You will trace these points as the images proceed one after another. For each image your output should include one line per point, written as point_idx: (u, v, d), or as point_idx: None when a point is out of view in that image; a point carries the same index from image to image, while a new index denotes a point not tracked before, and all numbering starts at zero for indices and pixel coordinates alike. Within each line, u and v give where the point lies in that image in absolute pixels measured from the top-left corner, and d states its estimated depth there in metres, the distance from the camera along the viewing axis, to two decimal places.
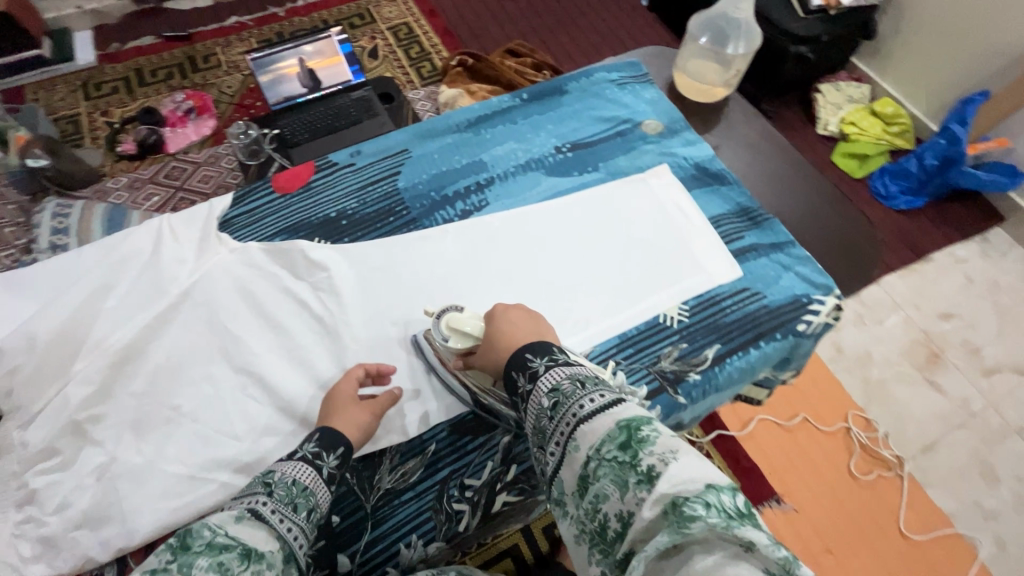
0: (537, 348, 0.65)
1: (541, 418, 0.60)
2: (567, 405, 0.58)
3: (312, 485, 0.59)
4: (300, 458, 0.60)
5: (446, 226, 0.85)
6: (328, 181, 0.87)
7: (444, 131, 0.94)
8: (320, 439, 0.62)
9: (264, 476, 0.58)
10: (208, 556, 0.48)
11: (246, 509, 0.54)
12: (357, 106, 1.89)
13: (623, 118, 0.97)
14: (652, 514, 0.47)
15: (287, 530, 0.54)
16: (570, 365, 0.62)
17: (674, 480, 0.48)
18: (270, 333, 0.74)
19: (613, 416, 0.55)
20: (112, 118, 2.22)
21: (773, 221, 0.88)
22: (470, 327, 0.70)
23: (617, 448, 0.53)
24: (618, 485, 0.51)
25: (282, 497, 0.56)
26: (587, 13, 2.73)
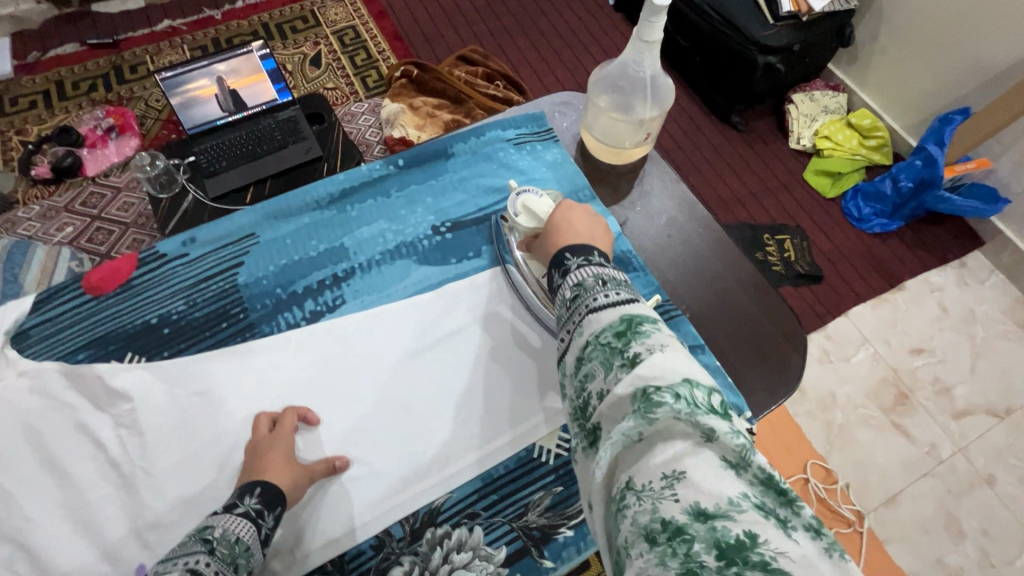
0: (578, 249, 0.59)
1: (560, 309, 0.55)
2: (585, 298, 0.53)
3: (253, 542, 0.55)
4: (244, 513, 0.56)
5: (289, 334, 0.71)
6: (152, 280, 0.73)
7: (302, 209, 0.80)
8: (264, 495, 0.58)
9: (203, 530, 0.54)
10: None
11: (186, 573, 0.50)
12: (282, 129, 1.74)
13: (517, 188, 0.83)
14: (621, 395, 0.43)
15: None
16: (603, 266, 0.56)
17: (651, 367, 0.43)
18: (53, 485, 0.62)
19: (621, 310, 0.49)
20: (28, 137, 2.05)
21: (681, 318, 0.75)
22: (542, 211, 0.69)
23: (614, 336, 0.48)
24: (604, 366, 0.46)
25: (223, 558, 0.53)
26: (549, 15, 2.55)
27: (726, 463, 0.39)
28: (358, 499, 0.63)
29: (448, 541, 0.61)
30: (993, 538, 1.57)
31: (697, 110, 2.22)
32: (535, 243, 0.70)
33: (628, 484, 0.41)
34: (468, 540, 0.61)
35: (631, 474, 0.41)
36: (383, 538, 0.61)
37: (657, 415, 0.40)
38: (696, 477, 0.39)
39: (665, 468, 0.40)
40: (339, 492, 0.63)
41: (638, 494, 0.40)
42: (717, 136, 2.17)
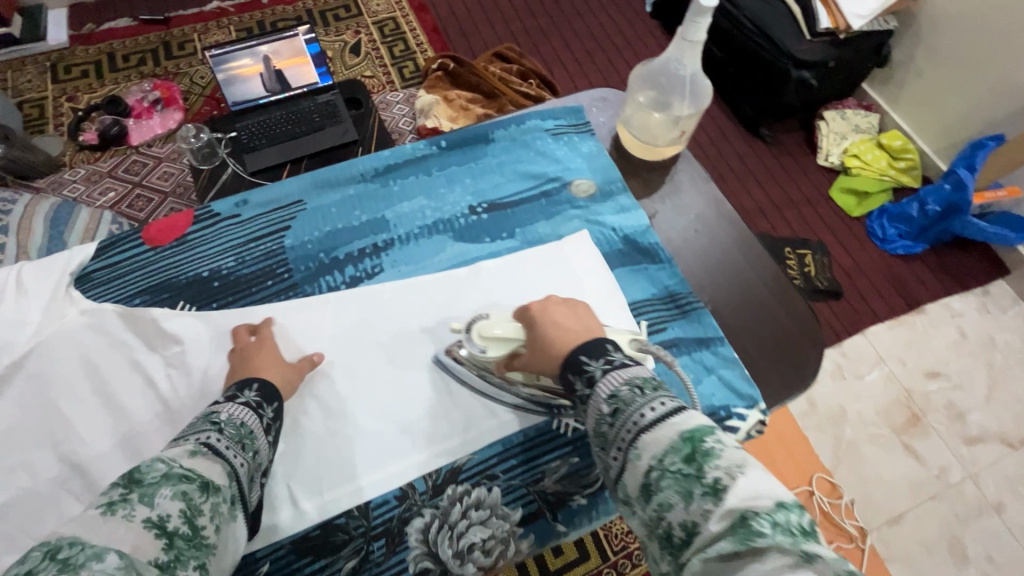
0: (590, 348, 0.58)
1: (602, 425, 0.54)
2: (628, 415, 0.52)
3: (256, 428, 0.58)
4: (246, 403, 0.59)
5: (329, 295, 0.75)
6: (205, 236, 0.78)
7: (348, 180, 0.84)
8: (262, 389, 0.62)
9: (210, 415, 0.56)
10: (169, 487, 0.46)
11: (200, 444, 0.52)
12: (321, 111, 1.79)
13: (552, 176, 0.87)
14: (715, 529, 0.42)
15: (239, 464, 0.54)
16: (629, 367, 0.55)
17: (739, 494, 0.42)
18: (105, 415, 0.66)
19: (675, 427, 0.49)
20: (78, 104, 2.14)
21: (703, 311, 0.77)
22: (504, 331, 0.65)
23: (682, 460, 0.46)
24: (682, 494, 0.45)
25: (232, 436, 0.55)
26: (585, 17, 2.58)
27: None
28: (383, 454, 0.66)
29: (467, 498, 0.65)
30: (997, 566, 1.56)
31: (726, 121, 2.23)
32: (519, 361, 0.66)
33: None
34: (486, 499, 0.65)
35: None
36: (406, 489, 0.65)
37: (760, 544, 0.39)
38: None
39: None
40: (367, 445, 0.67)
41: None
42: (744, 148, 2.18)
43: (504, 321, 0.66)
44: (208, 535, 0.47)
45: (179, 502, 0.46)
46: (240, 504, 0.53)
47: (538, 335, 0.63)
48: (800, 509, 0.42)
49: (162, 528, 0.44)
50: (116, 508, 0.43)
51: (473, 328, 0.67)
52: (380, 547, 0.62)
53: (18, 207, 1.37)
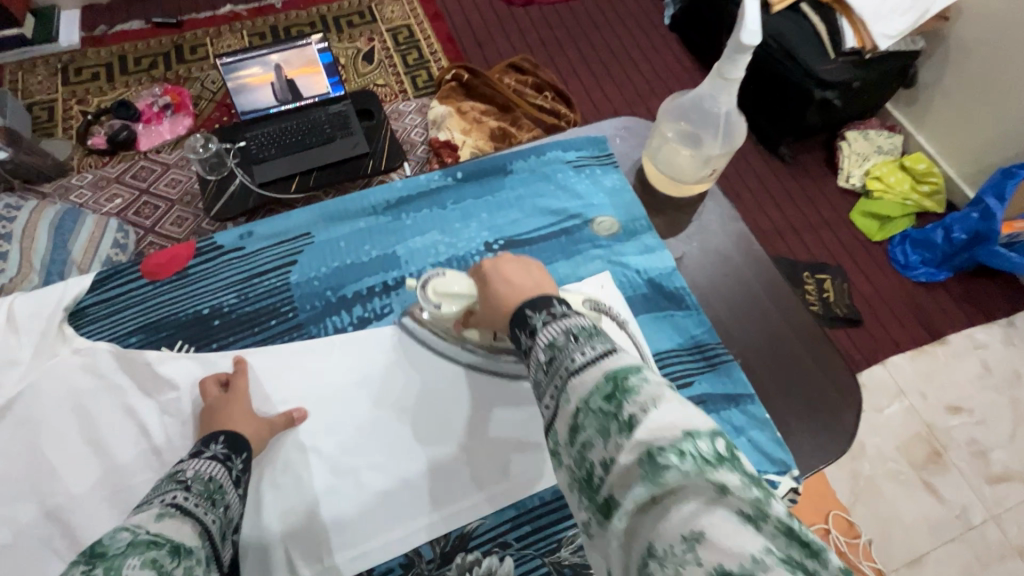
0: (536, 303, 0.51)
1: (536, 374, 0.47)
2: (559, 358, 0.45)
3: (224, 482, 0.56)
4: (211, 457, 0.57)
5: (336, 337, 0.71)
6: (207, 270, 0.74)
7: (358, 211, 0.80)
8: (228, 441, 0.59)
9: (174, 475, 0.53)
10: (137, 555, 0.41)
11: (168, 506, 0.48)
12: (332, 122, 1.76)
13: (573, 212, 0.82)
14: (626, 462, 0.37)
15: (210, 520, 0.50)
16: (576, 317, 0.48)
17: (651, 427, 0.37)
18: (94, 464, 0.62)
19: (603, 365, 0.42)
20: (88, 107, 2.12)
21: (732, 364, 0.72)
22: (460, 287, 0.63)
23: (604, 397, 0.40)
24: (601, 432, 0.39)
25: (200, 493, 0.52)
26: (602, 28, 2.53)
27: (748, 521, 0.33)
28: (387, 516, 0.62)
29: (478, 568, 0.60)
30: None
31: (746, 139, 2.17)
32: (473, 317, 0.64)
33: (648, 552, 0.34)
34: (498, 569, 0.60)
35: (649, 540, 0.35)
36: (412, 556, 0.61)
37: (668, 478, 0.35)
38: (718, 536, 0.32)
39: (683, 529, 0.33)
40: (371, 505, 0.63)
41: (661, 562, 0.33)
42: (763, 168, 2.13)
43: (463, 278, 0.64)
44: None
45: (152, 566, 0.41)
46: (214, 565, 0.49)
47: (489, 293, 0.58)
48: (716, 436, 0.37)
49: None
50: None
51: (428, 284, 0.65)
52: None
53: (22, 214, 1.33)
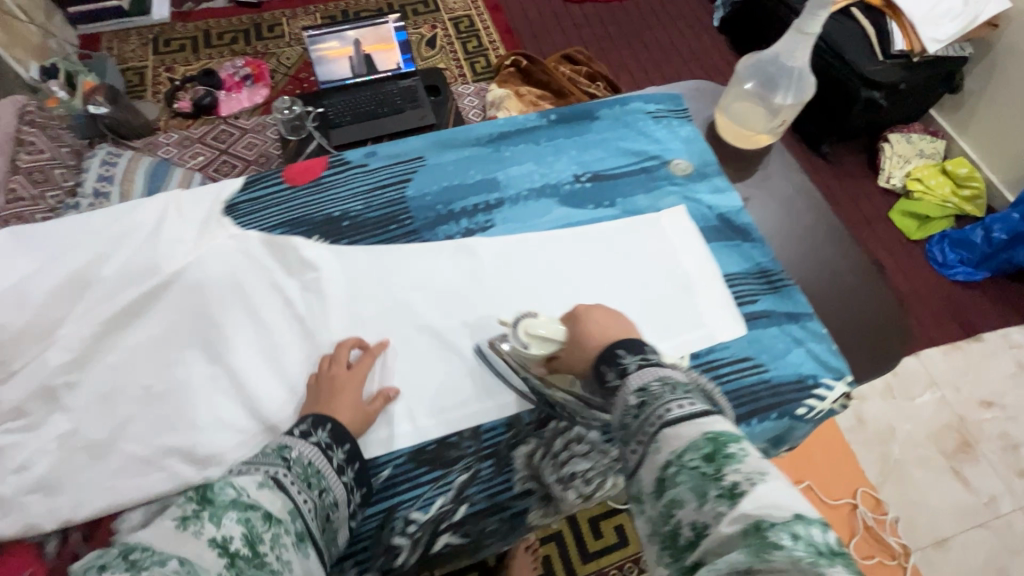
0: (631, 346, 0.62)
1: (626, 416, 0.57)
2: (653, 407, 0.55)
3: (326, 468, 0.60)
4: (316, 442, 0.61)
5: (447, 242, 0.82)
6: (337, 180, 0.86)
7: (465, 142, 0.91)
8: (333, 431, 0.63)
9: (281, 449, 0.60)
10: (235, 512, 0.52)
11: (267, 477, 0.56)
12: (403, 95, 1.89)
13: (652, 154, 0.92)
14: (731, 531, 0.44)
15: (302, 501, 0.57)
16: (662, 367, 0.59)
17: (757, 503, 0.45)
18: (250, 327, 0.74)
19: (702, 427, 0.51)
20: (175, 74, 2.30)
21: (793, 288, 0.81)
22: (550, 332, 0.68)
23: (701, 459, 0.49)
24: (696, 494, 0.48)
25: (298, 473, 0.58)
26: (652, 27, 2.63)
27: None
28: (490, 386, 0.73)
29: (569, 433, 0.70)
30: None
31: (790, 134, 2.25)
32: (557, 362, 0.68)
33: None
34: (587, 436, 0.70)
35: None
36: (513, 419, 0.71)
37: (775, 554, 0.41)
38: None
39: None
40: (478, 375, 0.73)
41: None
42: (805, 165, 2.20)
43: (550, 322, 0.69)
44: (266, 562, 0.50)
45: (234, 531, 0.50)
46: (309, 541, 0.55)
47: (574, 340, 0.67)
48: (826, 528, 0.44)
49: (225, 549, 0.49)
50: (188, 523, 0.50)
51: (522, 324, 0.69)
52: (488, 466, 0.68)
53: (121, 161, 1.54)
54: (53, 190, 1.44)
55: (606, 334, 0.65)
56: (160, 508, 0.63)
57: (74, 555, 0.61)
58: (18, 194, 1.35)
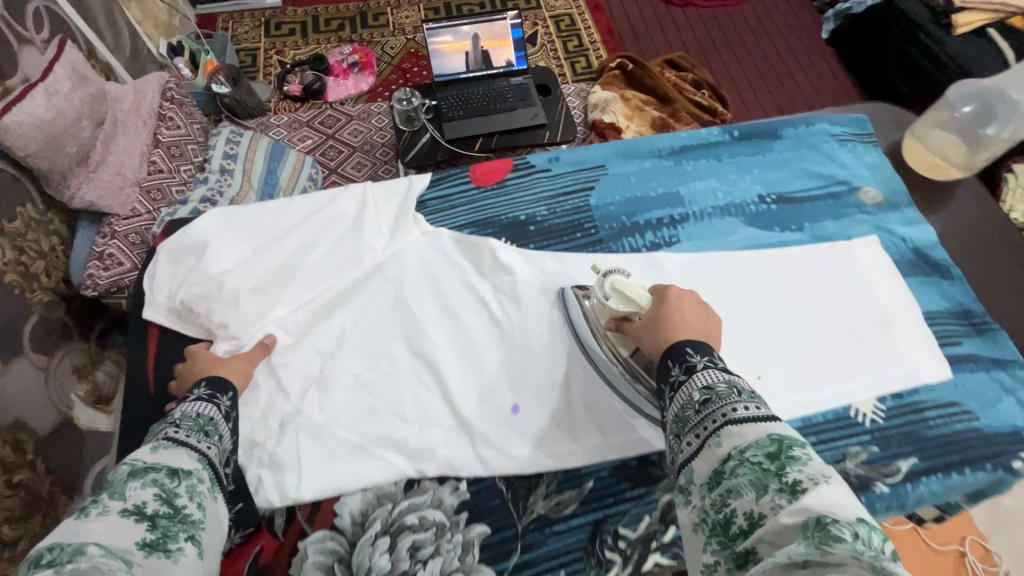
0: (704, 347, 0.60)
1: (686, 410, 0.55)
2: (718, 405, 0.52)
3: (216, 416, 0.60)
4: (197, 397, 0.61)
5: (634, 255, 0.81)
6: (521, 183, 0.87)
7: (647, 154, 0.90)
8: (210, 383, 0.64)
9: (178, 417, 0.58)
10: (137, 480, 0.49)
11: (162, 441, 0.54)
12: (514, 93, 1.85)
13: (840, 179, 0.89)
14: (789, 522, 0.41)
15: (207, 451, 0.56)
16: (730, 371, 0.56)
17: (819, 499, 0.42)
18: (447, 326, 0.75)
19: (765, 429, 0.49)
20: (285, 58, 2.34)
21: (1000, 333, 0.78)
22: (635, 293, 0.67)
23: (764, 456, 0.47)
24: (755, 486, 0.45)
25: (191, 427, 0.57)
26: (765, 22, 2.36)
27: None
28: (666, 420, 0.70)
29: None
30: None
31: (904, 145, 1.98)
32: (627, 327, 0.68)
33: None
34: None
35: None
36: None
37: (837, 547, 0.37)
38: None
39: None
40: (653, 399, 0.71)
41: None
42: None
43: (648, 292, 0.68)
44: (187, 516, 0.49)
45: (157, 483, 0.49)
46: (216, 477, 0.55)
47: (664, 321, 0.64)
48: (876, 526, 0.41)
49: (141, 513, 0.46)
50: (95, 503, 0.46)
51: (608, 277, 0.70)
52: None
53: (244, 140, 1.59)
54: (186, 163, 1.50)
55: (695, 324, 0.64)
56: (376, 496, 0.65)
57: (301, 532, 0.64)
58: (157, 166, 1.42)
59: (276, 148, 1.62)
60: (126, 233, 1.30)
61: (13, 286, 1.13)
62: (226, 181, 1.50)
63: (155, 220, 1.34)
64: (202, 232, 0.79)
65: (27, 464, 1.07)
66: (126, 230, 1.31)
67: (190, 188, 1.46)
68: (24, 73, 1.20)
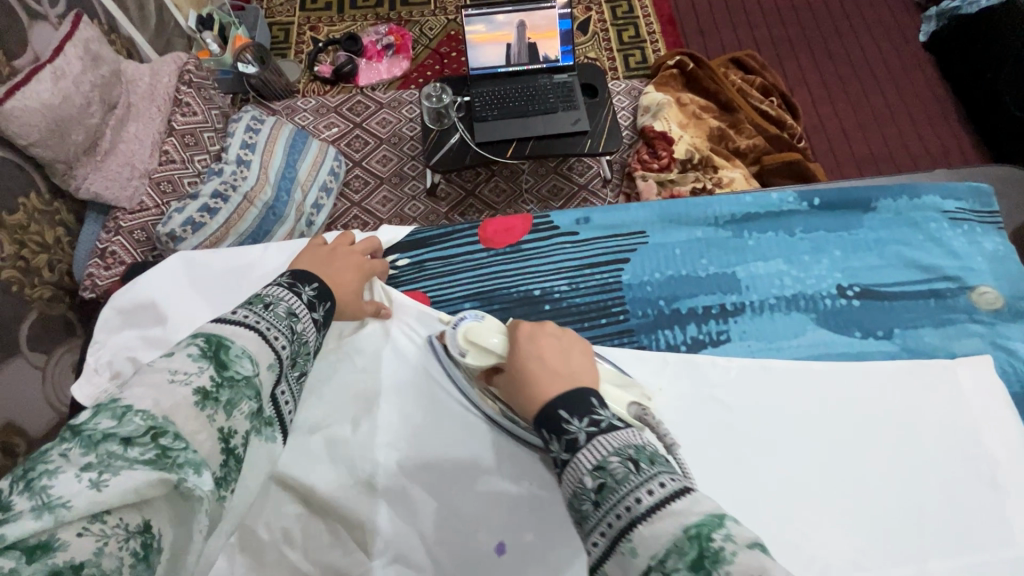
0: (574, 402, 0.42)
1: (579, 501, 0.39)
2: (612, 496, 0.37)
3: (311, 338, 0.49)
4: (307, 304, 0.50)
5: (668, 355, 0.65)
6: (539, 249, 0.72)
7: (699, 220, 0.73)
8: (322, 294, 0.52)
9: (289, 315, 0.47)
10: (243, 405, 0.40)
11: (271, 356, 0.44)
12: (557, 93, 1.53)
13: (946, 273, 0.70)
14: None
15: (283, 391, 0.47)
16: (617, 429, 0.40)
17: None
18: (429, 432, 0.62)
19: (679, 516, 0.34)
20: (318, 34, 2.08)
21: None
22: (494, 342, 0.55)
23: (686, 564, 0.32)
24: None
25: (293, 351, 0.47)
26: (854, 19, 2.01)
27: None
28: None
29: None
30: None
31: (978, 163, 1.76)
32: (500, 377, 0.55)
33: None
34: None
35: None
36: None
37: None
38: None
39: None
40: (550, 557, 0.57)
41: None
42: None
43: (501, 329, 0.55)
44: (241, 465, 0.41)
45: (233, 399, 0.40)
46: (279, 426, 0.48)
47: (527, 378, 0.47)
48: None
49: (225, 447, 0.39)
50: (103, 413, 0.34)
51: (460, 327, 0.58)
52: None
53: (264, 130, 1.37)
54: (199, 152, 1.26)
55: (557, 367, 0.47)
56: None
57: None
58: (168, 156, 1.20)
59: (301, 140, 1.43)
60: (131, 231, 1.11)
61: (8, 283, 0.95)
62: (242, 175, 1.27)
63: (163, 217, 1.14)
64: (154, 287, 0.68)
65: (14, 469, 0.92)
66: (132, 226, 1.12)
67: (203, 181, 1.23)
68: (34, 53, 1.03)
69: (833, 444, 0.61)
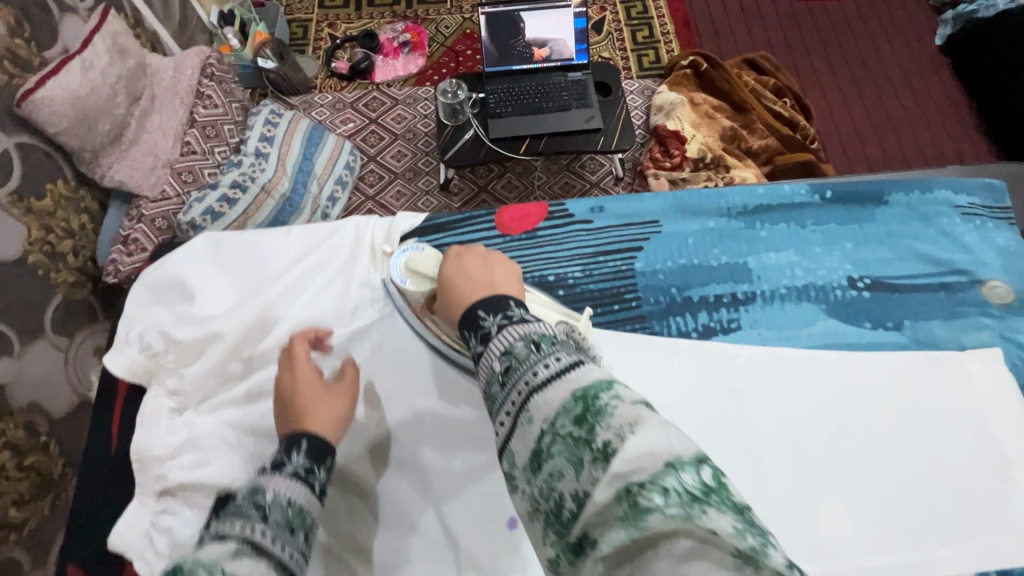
0: (491, 304, 0.45)
1: (490, 385, 0.40)
2: (517, 372, 0.38)
3: (307, 502, 0.45)
4: (291, 473, 0.47)
5: (680, 342, 0.67)
6: (555, 235, 0.74)
7: (712, 211, 0.74)
8: (310, 451, 0.50)
9: (255, 493, 0.43)
10: None
11: (245, 538, 0.38)
12: (570, 90, 1.54)
13: (957, 267, 0.71)
14: (603, 499, 0.30)
15: (288, 556, 0.39)
16: (530, 321, 0.42)
17: (630, 456, 0.31)
18: (445, 411, 0.63)
19: (570, 383, 0.36)
20: (336, 31, 2.11)
21: None
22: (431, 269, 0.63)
23: (573, 421, 0.34)
24: (572, 460, 0.33)
25: (280, 521, 0.41)
26: (870, 22, 2.00)
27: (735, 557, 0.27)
28: None
29: None
30: None
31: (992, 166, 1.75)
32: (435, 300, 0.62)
33: None
34: None
35: None
36: None
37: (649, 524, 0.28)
38: None
39: None
40: None
41: None
42: None
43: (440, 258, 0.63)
44: None
45: None
46: None
47: (443, 285, 0.52)
48: (697, 461, 0.31)
49: None
50: None
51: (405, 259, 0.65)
52: None
53: (283, 123, 1.40)
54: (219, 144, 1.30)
55: (479, 280, 0.51)
56: None
57: None
58: (190, 147, 1.23)
59: (319, 133, 1.46)
60: (153, 219, 1.15)
61: (35, 265, 0.98)
62: (261, 166, 1.30)
63: (183, 207, 1.17)
64: (181, 264, 0.70)
65: (38, 446, 0.93)
66: (154, 214, 1.15)
67: (223, 172, 1.26)
68: (64, 45, 1.06)
69: (844, 432, 0.62)
